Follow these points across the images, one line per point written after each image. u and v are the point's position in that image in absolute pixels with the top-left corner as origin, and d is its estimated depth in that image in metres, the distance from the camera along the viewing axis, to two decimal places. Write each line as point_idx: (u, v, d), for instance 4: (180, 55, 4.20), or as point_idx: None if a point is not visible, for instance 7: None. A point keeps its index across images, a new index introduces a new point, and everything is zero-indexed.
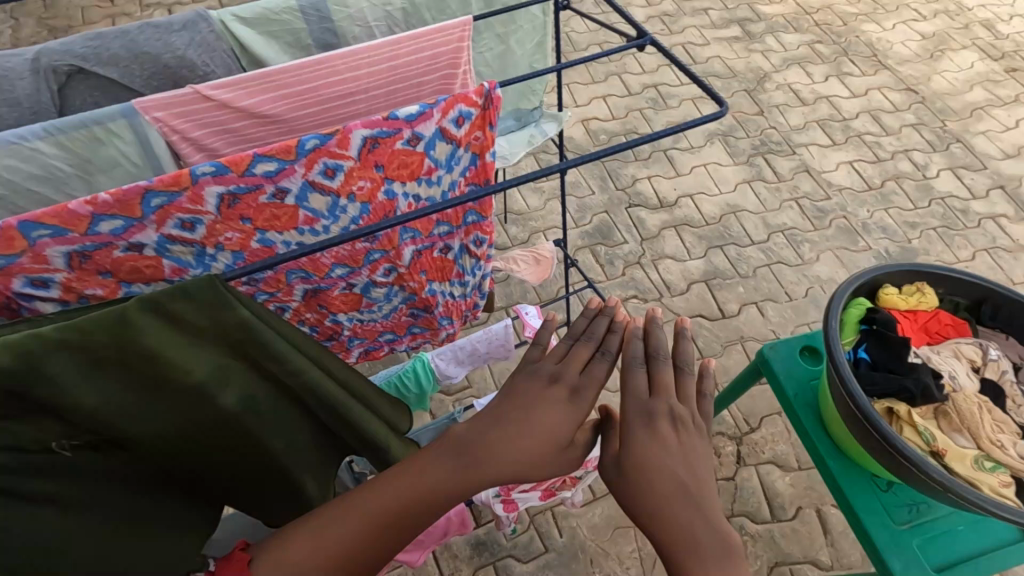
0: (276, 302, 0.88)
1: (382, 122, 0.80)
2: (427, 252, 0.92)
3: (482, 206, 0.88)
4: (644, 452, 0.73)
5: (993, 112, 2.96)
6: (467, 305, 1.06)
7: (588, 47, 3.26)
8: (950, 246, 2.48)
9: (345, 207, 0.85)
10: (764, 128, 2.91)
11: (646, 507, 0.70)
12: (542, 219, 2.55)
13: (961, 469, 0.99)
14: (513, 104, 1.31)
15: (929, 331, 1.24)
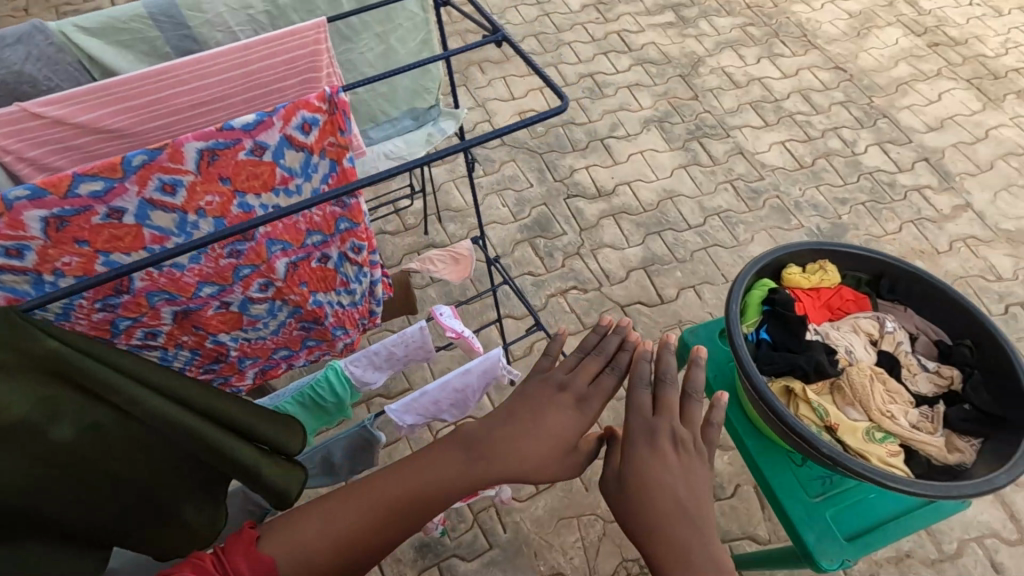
0: (145, 329, 0.89)
1: (216, 134, 0.85)
2: (304, 264, 0.91)
3: (352, 210, 0.88)
4: (645, 469, 0.91)
5: (917, 86, 3.04)
6: (361, 313, 1.04)
7: (523, 39, 3.25)
8: (878, 220, 2.55)
9: (194, 222, 0.90)
10: (698, 112, 2.94)
11: (643, 520, 0.88)
12: (480, 215, 2.53)
13: (852, 441, 1.04)
14: (406, 103, 1.44)
15: (831, 308, 1.27)
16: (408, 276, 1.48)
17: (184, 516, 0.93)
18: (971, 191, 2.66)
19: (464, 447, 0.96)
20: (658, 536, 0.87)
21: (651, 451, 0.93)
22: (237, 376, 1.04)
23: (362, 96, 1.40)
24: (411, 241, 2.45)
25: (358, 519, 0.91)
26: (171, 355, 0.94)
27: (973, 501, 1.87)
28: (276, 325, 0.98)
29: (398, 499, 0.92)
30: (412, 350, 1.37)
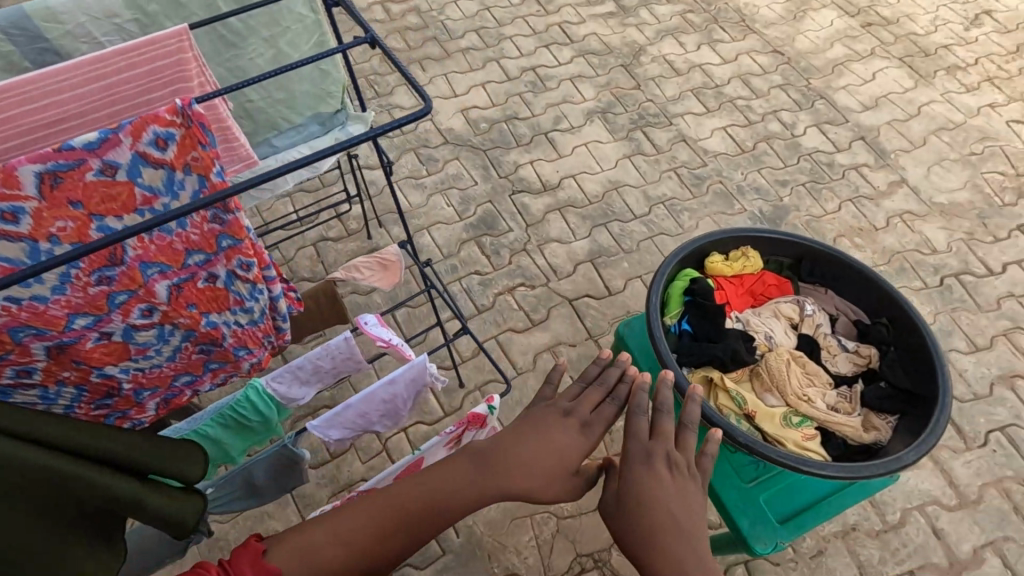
0: (18, 366, 0.92)
1: (57, 156, 0.89)
2: (189, 285, 0.98)
3: (230, 227, 0.94)
4: (642, 485, 0.97)
5: (852, 66, 3.10)
6: (261, 331, 1.09)
7: (464, 35, 3.20)
8: (818, 200, 2.59)
9: (49, 248, 0.92)
10: (641, 101, 2.94)
11: (641, 535, 0.94)
12: (425, 216, 2.50)
13: (770, 427, 1.07)
14: (310, 109, 1.46)
15: (754, 293, 1.28)
16: (332, 285, 1.43)
17: (70, 558, 0.90)
18: (906, 166, 2.72)
19: (474, 467, 1.07)
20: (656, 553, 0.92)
21: (648, 468, 0.99)
22: (142, 410, 1.08)
23: (258, 103, 1.41)
24: (354, 246, 2.40)
25: (361, 530, 1.03)
26: (54, 393, 0.97)
27: (914, 470, 1.92)
28: (174, 350, 1.04)
29: (403, 512, 1.04)
30: (339, 362, 1.33)
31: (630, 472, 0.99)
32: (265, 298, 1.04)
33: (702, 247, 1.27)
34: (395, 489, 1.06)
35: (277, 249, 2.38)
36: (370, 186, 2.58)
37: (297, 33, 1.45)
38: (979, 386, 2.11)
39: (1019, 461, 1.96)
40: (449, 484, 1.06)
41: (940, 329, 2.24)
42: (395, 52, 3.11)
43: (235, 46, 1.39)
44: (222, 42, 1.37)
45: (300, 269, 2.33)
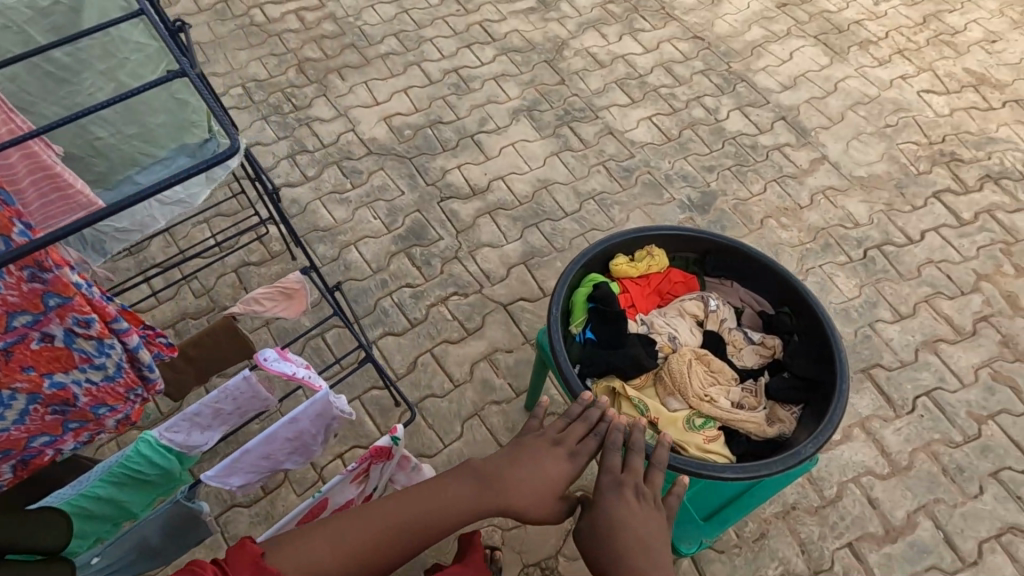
0: None
1: None
2: (22, 347, 0.89)
3: (57, 287, 0.88)
4: (612, 513, 1.06)
5: (770, 48, 3.15)
6: (121, 386, 1.02)
7: (383, 40, 3.12)
8: (744, 183, 2.62)
9: None
10: (566, 96, 2.92)
11: (610, 557, 1.03)
12: (352, 231, 2.42)
13: (673, 432, 1.16)
14: (175, 141, 1.32)
15: (660, 293, 1.32)
16: (231, 322, 1.34)
17: None
18: (826, 143, 2.78)
19: (470, 490, 1.14)
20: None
21: (620, 494, 1.07)
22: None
23: (107, 139, 1.26)
24: (278, 269, 2.30)
25: (363, 541, 1.09)
26: None
27: (848, 443, 1.97)
28: (26, 415, 0.95)
29: (398, 527, 1.10)
30: (242, 403, 1.27)
31: (604, 497, 1.08)
32: (119, 351, 0.98)
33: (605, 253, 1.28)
34: (389, 510, 1.11)
35: (196, 278, 2.27)
36: (292, 205, 2.49)
37: (136, 66, 1.30)
38: (904, 354, 2.17)
39: (945, 423, 2.02)
40: (443, 509, 1.12)
41: (866, 301, 2.30)
42: (312, 62, 3.01)
43: (66, 83, 1.25)
44: (50, 79, 1.23)
45: (222, 298, 2.23)
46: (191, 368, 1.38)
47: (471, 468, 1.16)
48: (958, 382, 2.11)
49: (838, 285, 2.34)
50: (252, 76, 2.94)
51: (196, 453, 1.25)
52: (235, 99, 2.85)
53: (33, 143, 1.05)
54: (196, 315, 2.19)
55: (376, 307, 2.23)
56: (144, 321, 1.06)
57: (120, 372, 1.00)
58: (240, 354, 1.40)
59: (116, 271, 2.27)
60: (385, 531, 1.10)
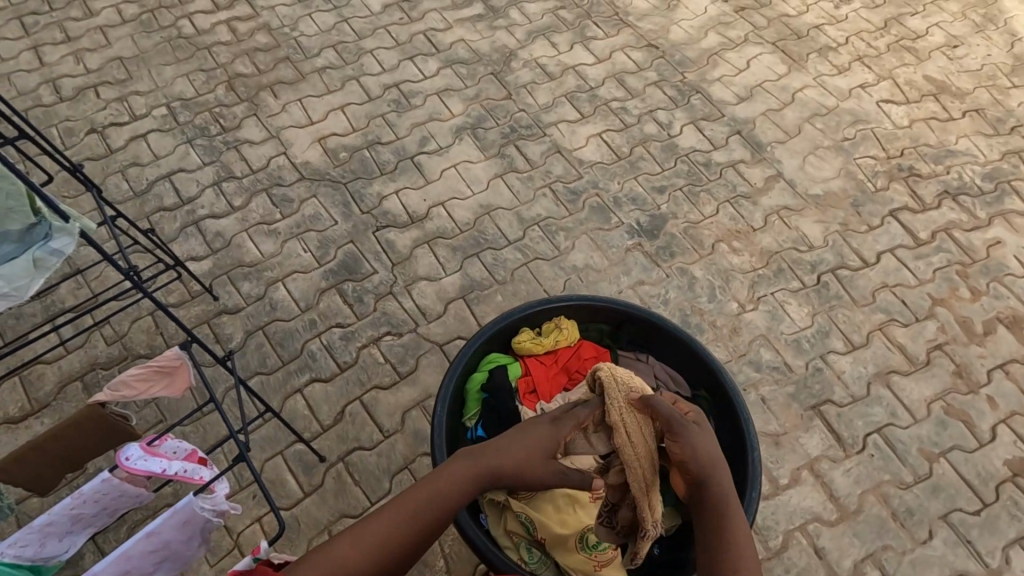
0: None
1: None
2: None
3: None
4: (707, 439, 1.25)
5: (726, 56, 3.03)
6: None
7: (320, 52, 2.94)
8: (695, 205, 2.51)
9: None
10: (512, 112, 2.77)
11: (698, 475, 1.22)
12: (279, 267, 2.28)
13: (560, 552, 1.38)
14: None
15: (569, 371, 1.57)
16: (98, 409, 1.21)
17: None
18: (781, 159, 2.67)
19: (471, 465, 1.24)
20: (707, 498, 1.21)
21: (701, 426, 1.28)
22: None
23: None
24: (199, 310, 2.16)
25: (378, 535, 1.12)
26: None
27: (796, 488, 1.89)
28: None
29: (408, 516, 1.15)
30: (107, 503, 1.17)
31: (678, 431, 1.24)
32: None
33: (502, 329, 1.51)
34: (396, 506, 1.16)
35: (108, 323, 2.11)
36: (216, 238, 2.33)
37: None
38: (856, 388, 2.09)
39: (896, 463, 1.95)
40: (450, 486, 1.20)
41: (818, 330, 2.21)
42: (243, 78, 2.83)
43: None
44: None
45: (136, 345, 2.08)
46: (55, 460, 1.24)
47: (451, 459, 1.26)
48: (910, 417, 2.04)
49: (791, 313, 2.25)
50: (177, 94, 2.75)
51: (53, 563, 1.14)
52: (158, 121, 2.66)
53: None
54: (108, 365, 2.04)
55: (304, 350, 2.10)
56: None
57: None
58: (114, 439, 1.27)
59: (20, 317, 2.10)
60: (397, 517, 1.15)
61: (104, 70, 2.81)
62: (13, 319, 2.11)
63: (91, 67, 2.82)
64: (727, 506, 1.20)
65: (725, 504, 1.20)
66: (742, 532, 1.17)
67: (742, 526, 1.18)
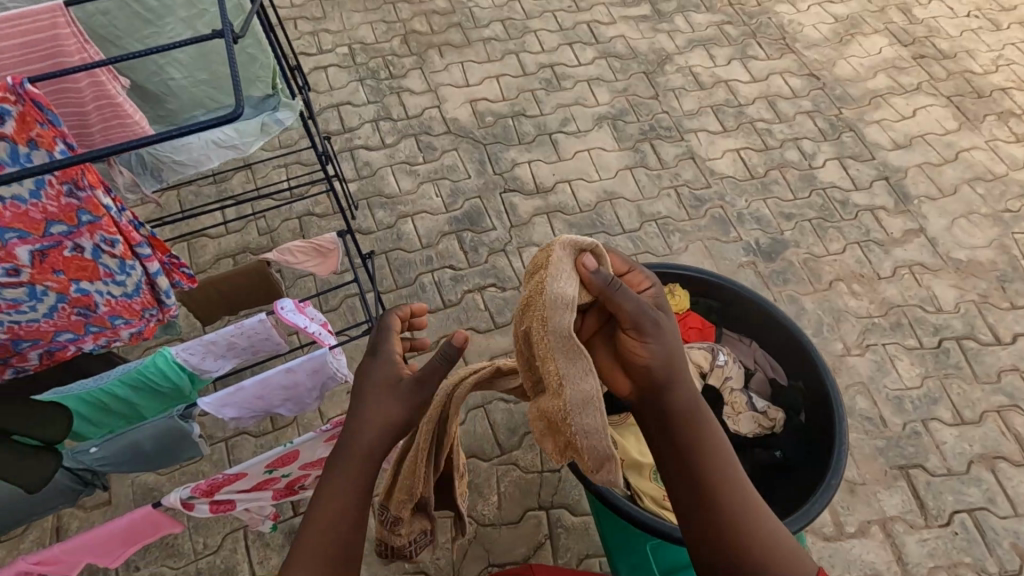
0: (39, 348, 1.01)
1: (41, 238, 0.90)
2: (56, 252, 0.93)
3: (89, 202, 0.92)
4: (672, 348, 0.90)
5: (892, 100, 2.89)
6: (139, 304, 1.04)
7: (490, 24, 3.16)
8: (822, 239, 2.45)
9: (43, 293, 0.94)
10: (655, 112, 2.83)
11: (672, 422, 0.91)
12: (411, 204, 2.49)
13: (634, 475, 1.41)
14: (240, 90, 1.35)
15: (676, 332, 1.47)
16: (264, 265, 1.43)
17: None
18: (928, 216, 2.53)
19: (379, 429, 0.92)
20: (689, 456, 0.90)
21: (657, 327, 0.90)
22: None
23: (179, 81, 1.30)
24: (337, 225, 2.42)
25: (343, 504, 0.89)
26: (24, 344, 0.99)
27: (861, 539, 1.82)
28: (23, 294, 0.93)
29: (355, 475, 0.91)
30: (256, 341, 1.35)
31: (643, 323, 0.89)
32: (138, 273, 1.02)
33: None
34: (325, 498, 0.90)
35: (263, 218, 2.43)
36: (365, 166, 2.60)
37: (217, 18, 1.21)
38: (954, 462, 1.96)
39: (981, 549, 1.82)
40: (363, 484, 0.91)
41: (926, 394, 2.09)
42: (417, 35, 3.10)
43: (151, 24, 1.26)
44: (138, 19, 1.24)
45: (281, 240, 2.37)
46: (220, 300, 1.48)
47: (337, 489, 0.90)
48: (1011, 508, 1.89)
49: (899, 369, 2.14)
50: (359, 38, 3.08)
51: (207, 377, 1.33)
52: (339, 58, 2.99)
53: (102, 73, 1.11)
54: (255, 251, 2.35)
55: (416, 281, 2.30)
56: (170, 251, 1.07)
57: (134, 292, 1.03)
58: (265, 296, 1.51)
59: (199, 195, 2.47)
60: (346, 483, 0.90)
61: (305, 7, 3.20)
62: (193, 195, 2.48)
63: (296, 3, 3.22)
64: (728, 474, 0.90)
65: (730, 474, 0.91)
66: (751, 510, 0.89)
67: (748, 499, 0.90)
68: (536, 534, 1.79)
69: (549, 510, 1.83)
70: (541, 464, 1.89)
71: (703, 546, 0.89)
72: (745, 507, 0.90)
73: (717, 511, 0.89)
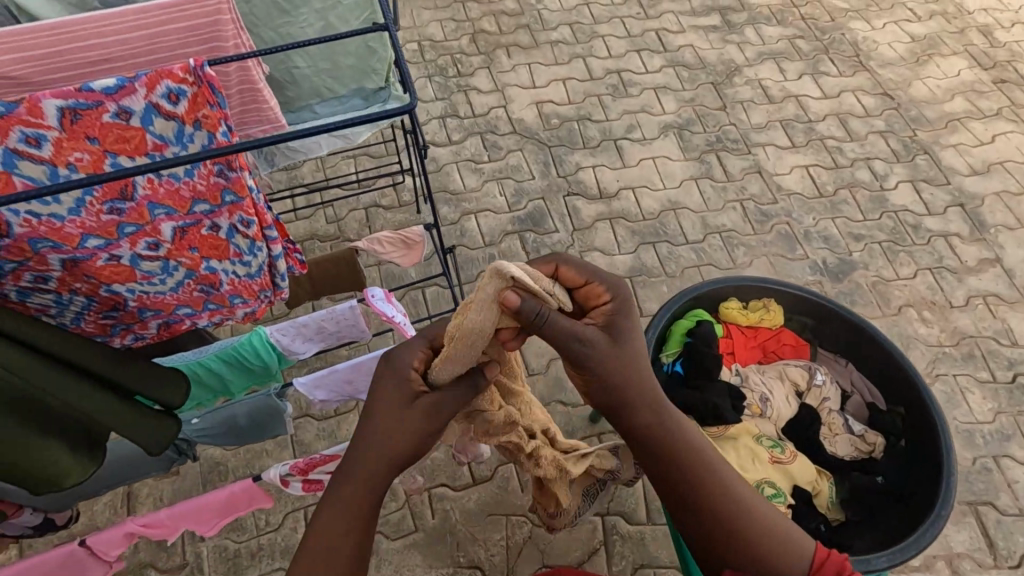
0: (160, 318, 1.06)
1: (184, 216, 0.95)
2: (193, 230, 0.97)
3: (234, 185, 0.94)
4: (611, 369, 0.89)
5: (970, 124, 2.81)
6: (258, 286, 1.09)
7: (558, 27, 3.17)
8: (892, 262, 2.39)
9: (174, 267, 0.99)
10: (722, 123, 2.80)
11: (650, 443, 0.96)
12: (476, 202, 2.52)
13: None
14: (356, 83, 1.40)
15: (766, 350, 1.61)
16: (353, 253, 1.46)
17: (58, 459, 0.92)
18: (1005, 245, 2.45)
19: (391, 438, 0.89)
20: (674, 472, 0.96)
21: (585, 359, 0.88)
22: (88, 319, 1.01)
23: (304, 70, 1.34)
24: (402, 217, 2.46)
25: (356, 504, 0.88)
26: (146, 314, 1.04)
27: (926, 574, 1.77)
28: (158, 267, 0.98)
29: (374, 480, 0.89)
30: (343, 327, 1.36)
31: (576, 349, 0.87)
32: (263, 256, 1.04)
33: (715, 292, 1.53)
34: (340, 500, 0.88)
35: (331, 206, 2.48)
36: (431, 162, 2.63)
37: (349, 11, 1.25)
38: None
39: None
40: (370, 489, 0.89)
41: (998, 430, 2.02)
42: (486, 34, 3.12)
43: (286, 13, 1.31)
44: (275, 8, 1.30)
45: (348, 230, 2.42)
46: (305, 287, 1.52)
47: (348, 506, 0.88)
48: None
49: (970, 402, 2.07)
50: (428, 35, 3.12)
51: (293, 358, 1.34)
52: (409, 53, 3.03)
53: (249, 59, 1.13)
54: (323, 239, 2.40)
55: (479, 278, 2.32)
56: (290, 236, 1.10)
57: (263, 274, 1.07)
58: (350, 284, 1.54)
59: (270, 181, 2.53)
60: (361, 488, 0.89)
61: None
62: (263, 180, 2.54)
63: None
64: (712, 472, 0.97)
65: (718, 473, 0.97)
66: (740, 504, 0.97)
67: (735, 495, 0.97)
68: (591, 540, 1.79)
69: (604, 516, 1.83)
70: None
71: (712, 547, 0.98)
72: (737, 502, 0.97)
73: (716, 515, 0.96)
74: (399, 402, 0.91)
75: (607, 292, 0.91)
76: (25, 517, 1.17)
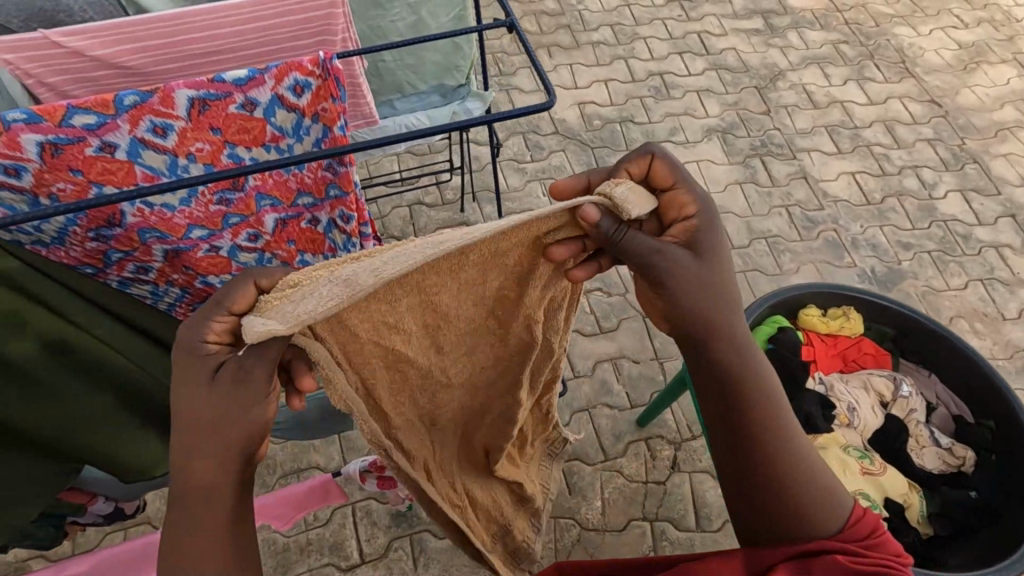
0: None
1: (288, 209, 1.02)
2: (293, 222, 1.04)
3: (340, 181, 0.99)
4: (697, 288, 0.81)
5: (1020, 134, 2.77)
6: None
7: (598, 28, 3.16)
8: (941, 272, 2.35)
9: (269, 259, 1.05)
10: (766, 128, 2.78)
11: (724, 386, 0.86)
12: (519, 201, 2.51)
13: None
14: (436, 79, 1.40)
15: (846, 359, 1.60)
16: None
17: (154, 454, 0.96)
18: None
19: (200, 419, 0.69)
20: (741, 426, 0.85)
21: (664, 274, 0.80)
22: (181, 308, 1.07)
23: (389, 64, 1.35)
24: (446, 216, 2.46)
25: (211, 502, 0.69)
26: None
27: None
28: (253, 259, 1.03)
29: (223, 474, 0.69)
30: None
31: (657, 263, 0.80)
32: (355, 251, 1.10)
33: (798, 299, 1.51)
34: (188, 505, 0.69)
35: (375, 203, 2.48)
36: (475, 160, 2.63)
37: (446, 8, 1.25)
38: None
39: None
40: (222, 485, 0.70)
41: None
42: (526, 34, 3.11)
43: (380, 7, 1.31)
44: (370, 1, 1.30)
45: (392, 227, 2.42)
46: None
47: (192, 511, 0.68)
48: None
49: None
50: None
51: None
52: None
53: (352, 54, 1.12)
54: None
55: None
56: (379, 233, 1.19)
57: None
58: None
59: None
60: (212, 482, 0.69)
61: None
62: None
63: None
64: (787, 443, 0.85)
65: (796, 449, 0.85)
66: (809, 486, 0.83)
67: (807, 474, 0.84)
68: (640, 545, 1.78)
69: (653, 521, 1.82)
70: (646, 475, 1.89)
71: (759, 527, 0.84)
72: (808, 482, 0.83)
73: (777, 487, 0.83)
74: (194, 375, 0.69)
75: (692, 204, 0.84)
76: (100, 505, 1.14)
